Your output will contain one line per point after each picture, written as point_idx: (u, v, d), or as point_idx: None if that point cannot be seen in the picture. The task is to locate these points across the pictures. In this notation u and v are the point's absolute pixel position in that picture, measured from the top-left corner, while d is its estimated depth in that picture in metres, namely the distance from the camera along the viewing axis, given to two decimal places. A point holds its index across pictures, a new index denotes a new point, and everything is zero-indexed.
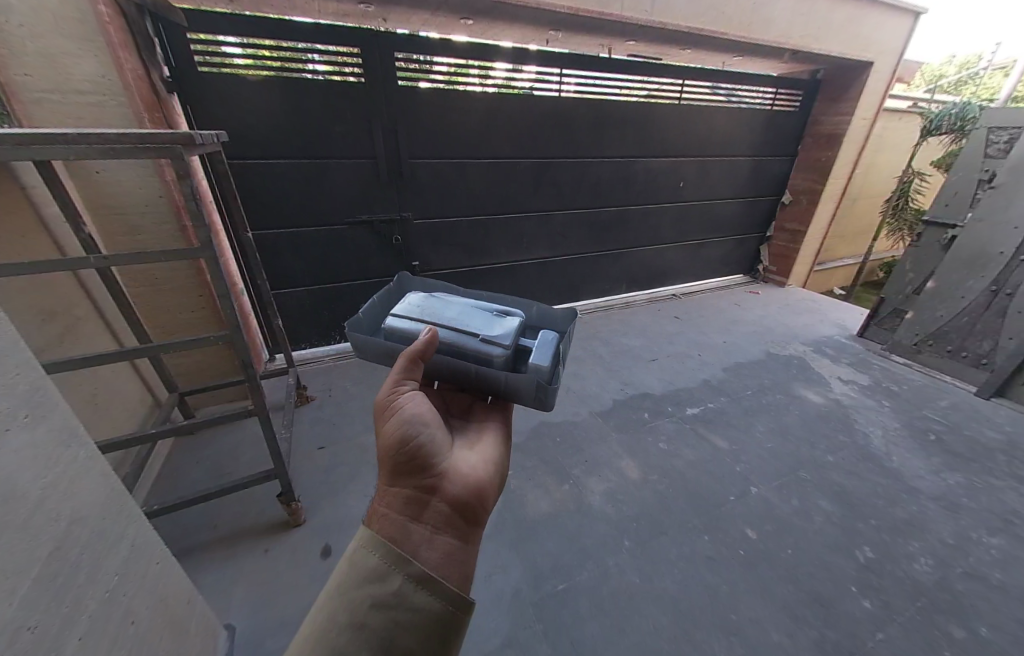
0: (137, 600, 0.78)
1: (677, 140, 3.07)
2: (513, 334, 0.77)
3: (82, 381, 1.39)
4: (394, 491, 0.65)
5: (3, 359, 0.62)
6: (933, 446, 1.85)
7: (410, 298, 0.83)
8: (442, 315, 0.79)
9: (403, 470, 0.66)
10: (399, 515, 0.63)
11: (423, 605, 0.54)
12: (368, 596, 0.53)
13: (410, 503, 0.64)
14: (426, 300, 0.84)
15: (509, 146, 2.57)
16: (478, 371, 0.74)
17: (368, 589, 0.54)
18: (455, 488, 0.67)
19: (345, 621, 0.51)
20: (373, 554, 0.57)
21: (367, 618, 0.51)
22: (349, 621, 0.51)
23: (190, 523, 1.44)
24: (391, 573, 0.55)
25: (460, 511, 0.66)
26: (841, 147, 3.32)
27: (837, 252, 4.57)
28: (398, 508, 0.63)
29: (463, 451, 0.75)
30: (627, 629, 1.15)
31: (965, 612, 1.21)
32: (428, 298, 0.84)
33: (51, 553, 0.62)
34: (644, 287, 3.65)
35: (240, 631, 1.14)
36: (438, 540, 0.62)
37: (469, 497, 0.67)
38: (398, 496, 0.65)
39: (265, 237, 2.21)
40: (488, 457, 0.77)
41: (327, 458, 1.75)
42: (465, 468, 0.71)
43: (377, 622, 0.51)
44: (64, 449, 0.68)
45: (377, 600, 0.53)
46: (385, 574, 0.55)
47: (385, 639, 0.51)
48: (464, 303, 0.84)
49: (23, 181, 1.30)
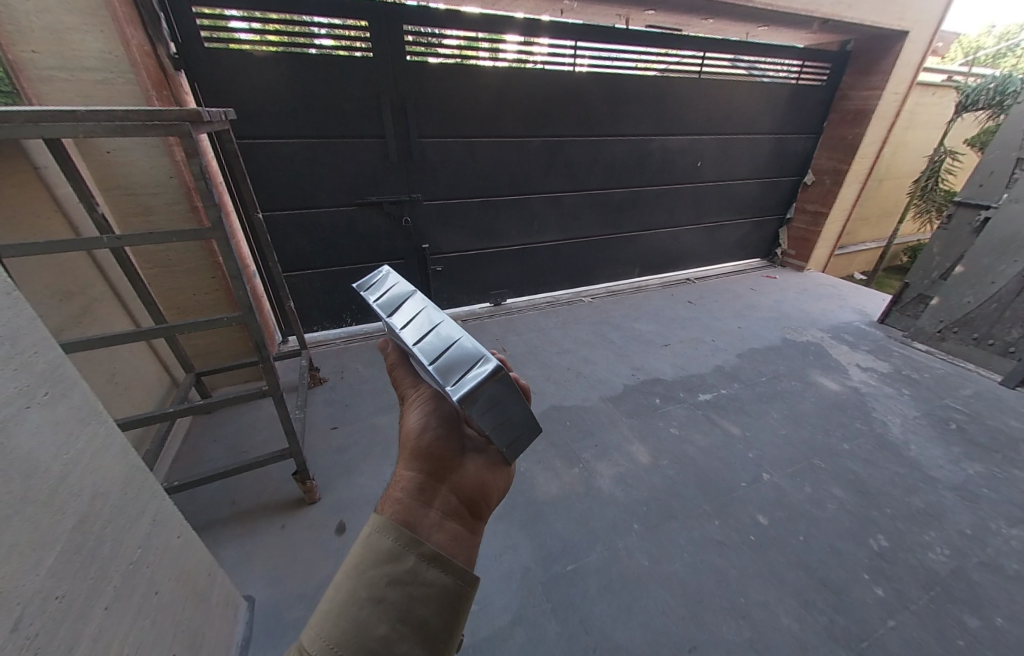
0: (160, 571, 0.80)
1: (695, 117, 2.95)
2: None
3: (103, 360, 1.42)
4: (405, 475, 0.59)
5: (23, 336, 0.62)
6: (954, 435, 1.81)
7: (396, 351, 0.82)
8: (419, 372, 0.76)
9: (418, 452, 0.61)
10: (408, 496, 0.56)
11: (437, 581, 0.48)
12: (383, 572, 0.46)
13: (421, 483, 0.57)
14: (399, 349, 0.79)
15: (521, 124, 2.49)
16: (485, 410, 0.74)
17: (384, 566, 0.47)
18: (468, 472, 0.60)
19: (364, 596, 0.44)
20: (388, 533, 0.50)
21: (384, 593, 0.45)
22: (368, 596, 0.45)
23: (210, 498, 1.49)
24: (406, 550, 0.49)
25: (471, 497, 0.58)
26: (869, 124, 3.16)
27: (859, 235, 4.41)
28: (407, 489, 0.57)
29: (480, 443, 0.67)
30: (636, 609, 1.16)
31: (981, 602, 1.19)
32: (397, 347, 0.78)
33: (75, 527, 0.64)
34: (658, 271, 3.58)
35: (259, 601, 1.18)
36: (447, 524, 0.54)
37: (480, 486, 0.60)
38: (408, 477, 0.59)
39: (275, 218, 2.20)
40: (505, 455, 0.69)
41: (340, 438, 1.78)
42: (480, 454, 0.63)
43: (395, 596, 0.45)
44: (83, 426, 0.69)
45: (393, 576, 0.46)
46: (400, 551, 0.48)
47: (403, 613, 0.45)
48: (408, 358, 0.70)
49: (36, 161, 1.31)
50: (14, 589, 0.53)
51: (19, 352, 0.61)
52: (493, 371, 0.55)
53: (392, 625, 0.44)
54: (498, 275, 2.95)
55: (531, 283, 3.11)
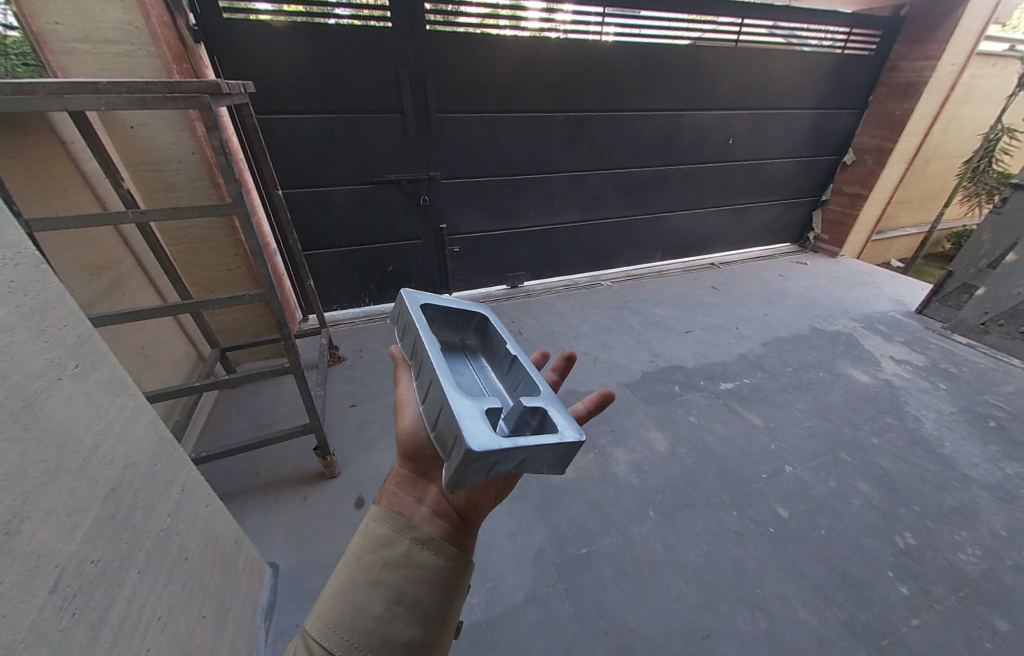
0: (190, 537, 0.83)
1: (729, 89, 2.78)
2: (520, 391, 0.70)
3: (132, 335, 1.46)
4: (400, 472, 0.61)
5: (54, 309, 0.63)
6: (992, 433, 1.72)
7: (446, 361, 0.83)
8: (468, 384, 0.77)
9: (412, 451, 0.62)
10: (402, 492, 0.57)
11: (429, 564, 0.48)
12: (377, 557, 0.47)
13: (415, 480, 0.58)
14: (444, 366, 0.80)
15: (543, 98, 2.39)
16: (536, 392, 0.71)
17: (379, 551, 0.48)
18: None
19: (361, 580, 0.46)
20: (383, 521, 0.51)
21: (379, 576, 0.46)
22: (365, 579, 0.46)
23: (236, 469, 1.54)
24: (401, 536, 0.49)
25: (462, 496, 0.57)
26: (919, 98, 2.93)
27: (899, 220, 4.16)
28: (402, 486, 0.58)
29: None
30: (649, 594, 1.17)
31: (1012, 605, 1.14)
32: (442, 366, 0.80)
33: (109, 495, 0.66)
34: (681, 255, 3.46)
35: (283, 568, 1.23)
36: (437, 521, 0.53)
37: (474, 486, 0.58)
38: (402, 477, 0.59)
39: (295, 195, 2.20)
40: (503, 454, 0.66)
41: (358, 415, 1.81)
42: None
43: (389, 580, 0.46)
44: (114, 397, 0.71)
45: (388, 560, 0.47)
46: (394, 536, 0.49)
47: (398, 595, 0.45)
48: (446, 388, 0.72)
49: (63, 137, 1.32)
50: (52, 552, 0.55)
51: (50, 324, 0.62)
52: (467, 463, 0.50)
53: (387, 605, 0.45)
54: (516, 257, 2.90)
55: (549, 266, 3.06)
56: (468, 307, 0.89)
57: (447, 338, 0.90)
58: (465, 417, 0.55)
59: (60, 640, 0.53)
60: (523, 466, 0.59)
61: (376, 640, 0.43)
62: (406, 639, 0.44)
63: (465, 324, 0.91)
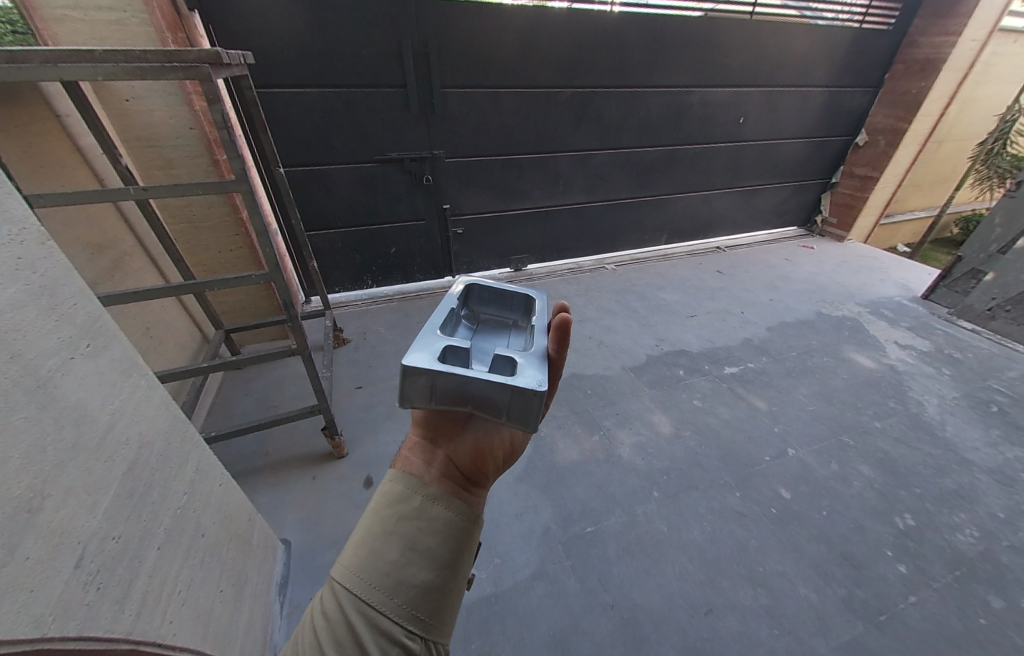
0: (206, 515, 0.85)
1: (741, 66, 2.69)
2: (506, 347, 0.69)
3: (136, 314, 1.45)
4: (411, 435, 0.61)
5: (62, 290, 0.62)
6: (994, 418, 1.74)
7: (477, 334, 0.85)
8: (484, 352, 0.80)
9: (422, 415, 0.62)
10: (411, 454, 0.57)
11: (440, 516, 0.49)
12: (392, 511, 0.48)
13: (425, 443, 0.59)
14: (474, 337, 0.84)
15: (550, 72, 2.31)
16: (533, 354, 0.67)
17: (393, 506, 0.48)
18: (468, 437, 0.60)
19: (376, 530, 0.47)
20: (396, 479, 0.52)
21: (394, 526, 0.47)
22: (380, 530, 0.47)
23: (245, 448, 1.56)
24: (414, 492, 0.50)
25: (470, 459, 0.58)
26: (937, 76, 2.84)
27: (908, 203, 4.10)
28: (412, 449, 0.58)
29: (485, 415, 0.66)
30: (653, 571, 1.19)
31: (1007, 583, 1.18)
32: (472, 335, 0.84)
33: (126, 474, 0.66)
34: (686, 238, 3.42)
35: (295, 544, 1.26)
36: (446, 482, 0.53)
37: (484, 455, 0.59)
38: (415, 440, 0.60)
39: (295, 174, 2.15)
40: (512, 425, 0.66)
41: (365, 396, 1.81)
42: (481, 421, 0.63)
43: (404, 530, 0.47)
44: (127, 377, 0.71)
45: (402, 513, 0.48)
46: (408, 493, 0.50)
47: (411, 545, 0.46)
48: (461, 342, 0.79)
49: (58, 110, 1.28)
50: (74, 529, 0.55)
51: (59, 303, 0.60)
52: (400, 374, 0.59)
53: (402, 552, 0.45)
54: (520, 239, 2.87)
55: (554, 249, 3.02)
56: (517, 289, 0.87)
57: (497, 320, 0.90)
58: (424, 344, 0.63)
59: (86, 613, 0.54)
60: (476, 406, 0.59)
61: (391, 583, 0.44)
62: (420, 583, 0.44)
63: (515, 307, 0.89)
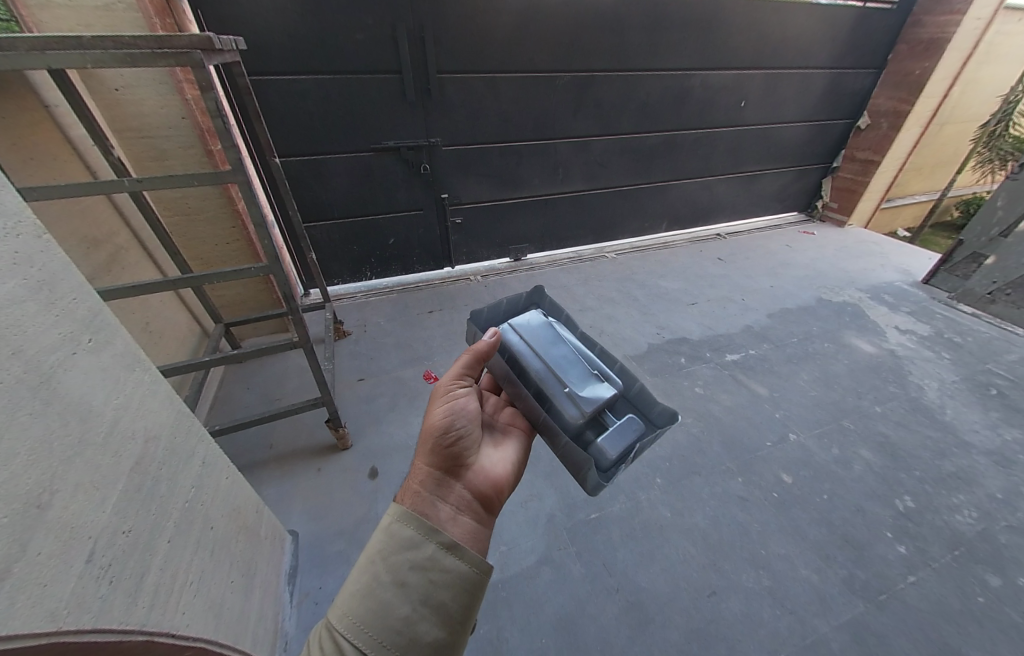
0: (214, 508, 0.85)
1: (742, 47, 2.64)
2: (595, 403, 0.79)
3: (136, 310, 1.43)
4: (422, 467, 0.69)
5: (59, 282, 0.60)
6: (993, 400, 1.75)
7: (532, 320, 0.93)
8: (550, 352, 0.86)
9: (432, 453, 0.71)
10: (424, 491, 0.66)
11: (454, 567, 0.54)
12: (404, 559, 0.53)
13: (438, 479, 0.68)
14: (544, 329, 0.91)
15: (549, 55, 2.26)
16: (550, 419, 0.81)
17: (405, 553, 0.53)
18: (477, 474, 0.73)
19: (388, 579, 0.51)
20: (407, 524, 0.56)
21: (405, 577, 0.51)
22: (390, 580, 0.51)
23: (249, 441, 1.56)
24: (426, 539, 0.55)
25: (482, 494, 0.71)
26: (940, 56, 2.79)
27: (909, 187, 4.08)
28: (425, 484, 0.67)
29: (487, 452, 0.80)
30: (657, 555, 1.21)
31: (1005, 562, 1.20)
32: (545, 327, 0.91)
33: (134, 468, 0.66)
34: (686, 225, 3.40)
35: (302, 535, 1.27)
36: (458, 521, 0.64)
37: (488, 489, 0.72)
38: (426, 473, 0.69)
39: (291, 163, 2.11)
40: (506, 459, 0.81)
41: (367, 388, 1.81)
42: (488, 460, 0.77)
43: (415, 581, 0.52)
44: (130, 371, 0.70)
45: (414, 562, 0.53)
46: (420, 540, 0.55)
47: (422, 596, 0.51)
48: (574, 348, 0.89)
49: (46, 100, 1.25)
50: (83, 525, 0.55)
51: (59, 297, 0.60)
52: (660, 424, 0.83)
53: (415, 606, 0.50)
54: (519, 228, 2.85)
55: (553, 237, 3.00)
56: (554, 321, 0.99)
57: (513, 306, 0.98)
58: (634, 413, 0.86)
59: (99, 608, 0.55)
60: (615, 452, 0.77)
61: (404, 639, 0.48)
62: (431, 639, 0.49)
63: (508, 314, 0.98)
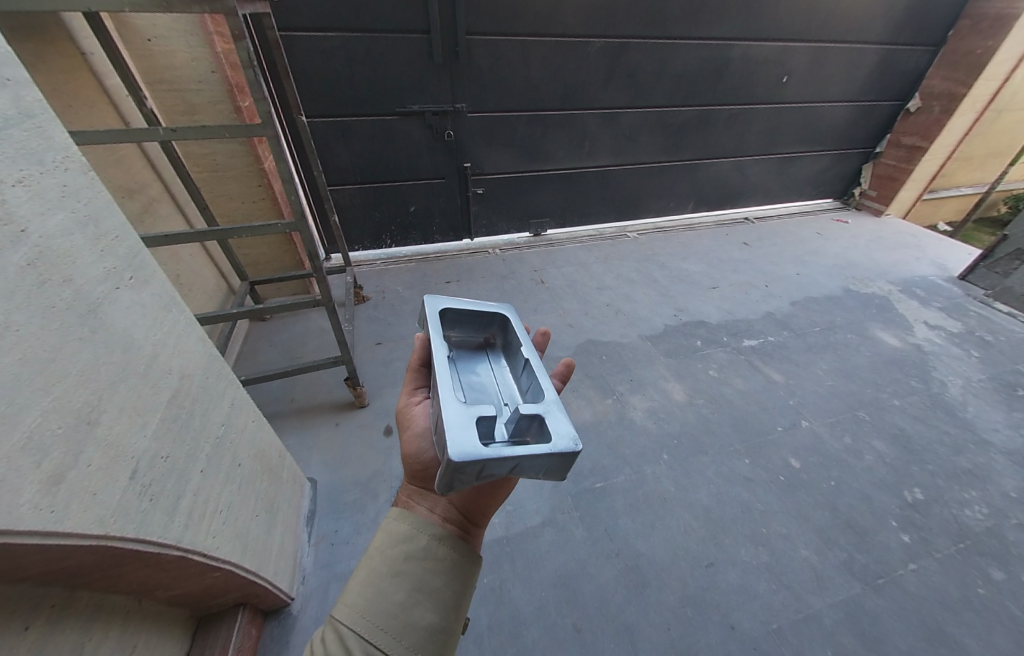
0: (242, 445, 0.90)
1: (790, 17, 2.48)
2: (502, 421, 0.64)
3: (168, 260, 1.49)
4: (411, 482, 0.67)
5: (103, 220, 0.63)
6: (1019, 400, 1.70)
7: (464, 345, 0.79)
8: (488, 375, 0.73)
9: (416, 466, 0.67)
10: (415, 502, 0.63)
11: (446, 556, 0.55)
12: (400, 550, 0.55)
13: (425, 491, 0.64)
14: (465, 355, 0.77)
15: (582, 19, 2.16)
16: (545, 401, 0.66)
17: (401, 546, 0.55)
18: None
19: (385, 570, 0.53)
20: (403, 519, 0.58)
21: (402, 566, 0.54)
22: (387, 570, 0.53)
23: (271, 393, 1.63)
24: (421, 531, 0.57)
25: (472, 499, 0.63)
26: (1007, 34, 2.58)
27: (956, 178, 3.85)
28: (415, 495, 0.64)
29: None
30: (658, 526, 1.24)
31: (1011, 558, 1.20)
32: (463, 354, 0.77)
33: (171, 399, 0.70)
34: (713, 207, 3.29)
35: (320, 483, 1.34)
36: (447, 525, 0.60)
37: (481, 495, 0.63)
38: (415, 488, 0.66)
39: (316, 123, 2.10)
40: None
41: (384, 352, 1.86)
42: None
43: (411, 570, 0.53)
44: (167, 311, 0.73)
45: (409, 553, 0.55)
46: (414, 533, 0.57)
47: (418, 583, 0.53)
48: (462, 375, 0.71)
49: (83, 48, 1.27)
50: (127, 446, 0.60)
51: (104, 233, 0.63)
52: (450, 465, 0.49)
53: (410, 593, 0.52)
54: (541, 201, 2.81)
55: (575, 213, 2.95)
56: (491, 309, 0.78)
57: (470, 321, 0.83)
58: (451, 423, 0.53)
59: (141, 521, 0.59)
60: (518, 471, 0.56)
61: (399, 623, 0.49)
62: (427, 623, 0.50)
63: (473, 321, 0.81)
